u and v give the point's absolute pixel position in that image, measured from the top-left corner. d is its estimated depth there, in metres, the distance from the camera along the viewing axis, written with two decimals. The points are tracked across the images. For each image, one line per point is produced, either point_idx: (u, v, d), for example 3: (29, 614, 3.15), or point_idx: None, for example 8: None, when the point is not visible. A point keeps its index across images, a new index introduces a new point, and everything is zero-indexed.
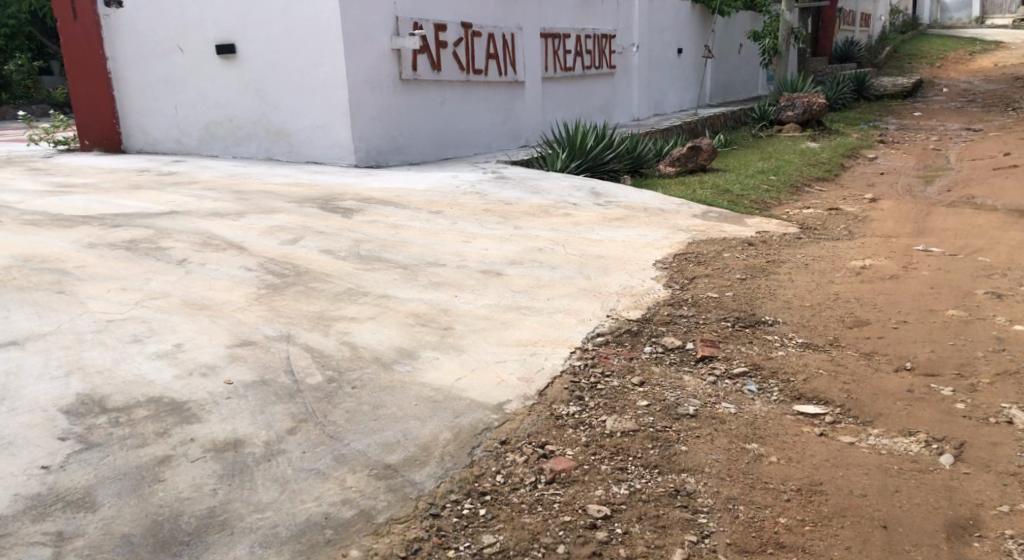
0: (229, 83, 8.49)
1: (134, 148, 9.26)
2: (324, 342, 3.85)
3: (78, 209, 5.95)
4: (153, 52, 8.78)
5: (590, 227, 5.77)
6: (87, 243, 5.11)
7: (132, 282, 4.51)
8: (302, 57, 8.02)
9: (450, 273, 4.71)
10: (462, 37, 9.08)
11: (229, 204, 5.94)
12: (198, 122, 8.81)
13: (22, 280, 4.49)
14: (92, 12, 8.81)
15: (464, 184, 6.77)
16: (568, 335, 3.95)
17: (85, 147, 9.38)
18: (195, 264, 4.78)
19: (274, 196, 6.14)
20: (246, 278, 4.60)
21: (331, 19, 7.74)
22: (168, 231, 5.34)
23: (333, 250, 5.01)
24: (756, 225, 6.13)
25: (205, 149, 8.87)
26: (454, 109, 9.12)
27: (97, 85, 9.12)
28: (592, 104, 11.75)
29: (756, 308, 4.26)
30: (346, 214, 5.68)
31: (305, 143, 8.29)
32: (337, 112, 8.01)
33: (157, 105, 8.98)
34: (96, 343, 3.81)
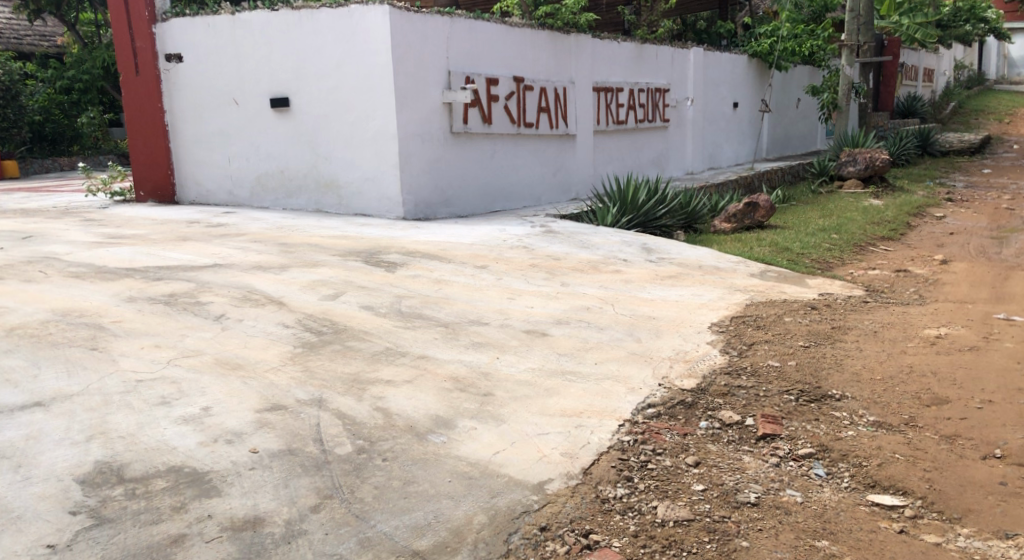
0: (282, 135, 8.45)
1: (187, 199, 9.12)
2: (357, 408, 3.63)
3: (124, 260, 5.85)
4: (208, 105, 8.75)
5: (642, 285, 5.51)
6: (127, 297, 5.00)
7: (167, 339, 4.38)
8: (354, 109, 7.98)
9: (493, 333, 4.48)
10: (515, 91, 8.99)
11: (273, 256, 5.76)
12: (250, 174, 8.71)
13: (57, 335, 4.39)
14: (154, 66, 8.79)
15: (511, 238, 6.57)
16: (616, 404, 3.68)
17: (140, 198, 9.24)
18: (232, 320, 4.63)
19: (319, 249, 5.97)
20: (283, 335, 4.43)
21: (384, 73, 7.73)
22: (209, 284, 5.19)
23: (374, 306, 4.82)
24: (819, 286, 5.82)
25: (257, 201, 8.75)
26: (504, 161, 9.00)
27: (154, 138, 9.01)
28: (645, 157, 11.56)
29: (822, 381, 3.94)
30: (390, 268, 5.50)
31: (355, 195, 8.21)
32: (387, 165, 7.94)
33: (211, 156, 8.88)
34: (122, 405, 3.66)
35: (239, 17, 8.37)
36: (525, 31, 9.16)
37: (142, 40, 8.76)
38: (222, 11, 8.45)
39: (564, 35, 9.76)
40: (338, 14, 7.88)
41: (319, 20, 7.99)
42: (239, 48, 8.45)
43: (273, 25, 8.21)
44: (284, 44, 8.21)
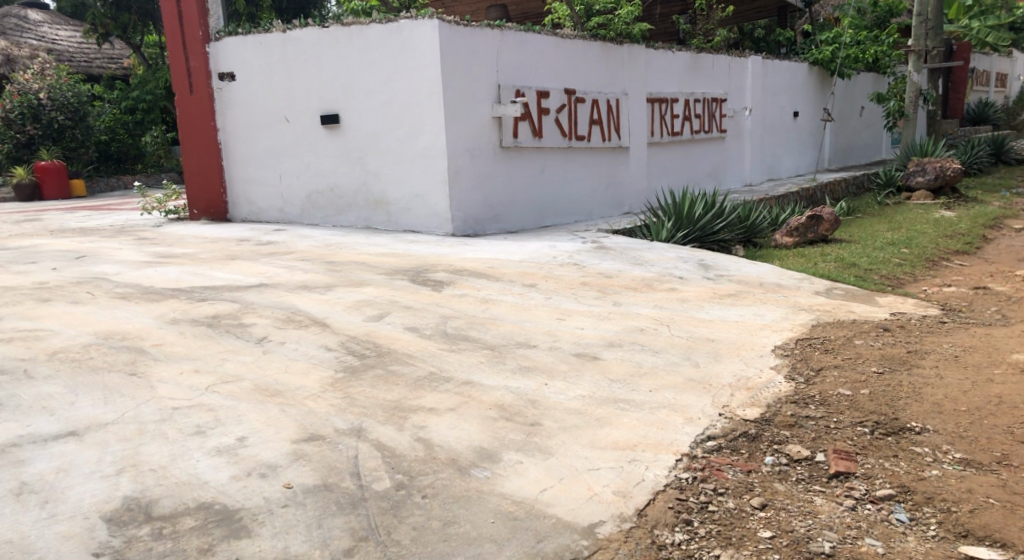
0: (332, 152, 8.37)
1: (239, 217, 9.10)
2: (397, 439, 3.44)
3: (170, 281, 5.64)
4: (260, 123, 8.71)
5: (700, 304, 5.24)
6: (170, 318, 4.85)
7: (206, 363, 4.23)
8: (403, 126, 7.87)
9: (542, 356, 4.24)
10: (567, 103, 8.78)
11: (319, 275, 5.53)
12: (300, 191, 8.65)
13: (97, 360, 4.29)
14: (207, 86, 8.80)
15: (561, 255, 6.35)
16: (674, 437, 3.42)
17: (193, 215, 9.27)
18: (274, 342, 4.44)
19: (365, 267, 5.77)
20: (325, 358, 4.24)
21: (433, 89, 7.60)
22: (253, 305, 4.99)
23: (419, 327, 4.62)
24: (891, 305, 5.47)
25: (307, 218, 8.68)
26: (555, 176, 8.79)
27: (206, 156, 9.02)
28: (701, 169, 11.24)
29: (899, 412, 3.61)
30: (436, 287, 5.30)
31: (404, 212, 8.08)
32: (436, 181, 7.79)
33: (261, 174, 8.84)
34: (156, 435, 3.55)
35: (290, 35, 8.32)
36: (577, 42, 8.95)
37: (196, 59, 8.77)
38: (273, 29, 8.41)
39: (617, 46, 9.53)
40: (388, 30, 7.77)
41: (368, 36, 7.89)
42: (289, 65, 8.40)
43: (323, 42, 8.14)
44: (334, 61, 8.13)
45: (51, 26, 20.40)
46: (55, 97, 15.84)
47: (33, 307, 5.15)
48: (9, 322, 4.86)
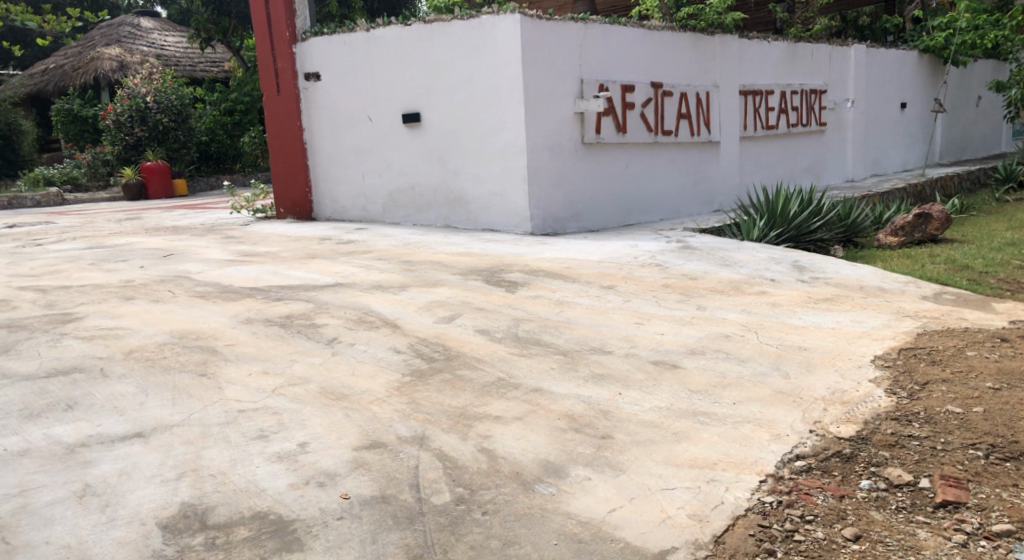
0: (414, 151, 8.30)
1: (323, 216, 9.14)
2: (460, 448, 3.30)
3: (250, 280, 5.55)
4: (344, 122, 8.72)
5: (792, 309, 4.90)
6: (244, 318, 4.75)
7: (276, 365, 4.13)
8: (484, 123, 7.74)
9: (616, 364, 4.03)
10: (653, 97, 8.48)
11: (394, 275, 5.42)
12: (382, 190, 8.62)
13: (170, 360, 4.22)
14: (293, 86, 8.86)
15: (644, 255, 6.11)
16: (756, 455, 3.16)
17: (280, 215, 9.34)
18: (344, 343, 4.32)
19: (441, 267, 5.64)
20: (392, 361, 4.11)
21: (513, 85, 7.44)
22: (327, 305, 4.86)
23: (490, 329, 4.46)
24: (1008, 312, 5.01)
25: (388, 217, 8.65)
26: (641, 172, 8.51)
27: (292, 155, 9.08)
28: (798, 164, 10.74)
29: (1018, 435, 3.24)
30: (511, 288, 5.12)
31: (483, 211, 7.94)
32: (515, 179, 7.62)
33: (345, 173, 8.86)
34: (219, 438, 3.46)
35: (373, 34, 8.30)
36: (664, 34, 8.64)
37: (283, 60, 8.84)
38: (357, 28, 8.40)
39: (708, 37, 9.16)
40: (469, 25, 7.64)
41: (450, 32, 7.79)
42: (372, 64, 8.37)
43: (405, 39, 8.08)
44: (416, 58, 8.07)
45: (159, 32, 21.19)
46: (160, 100, 16.39)
47: (114, 304, 5.13)
48: (91, 319, 4.85)
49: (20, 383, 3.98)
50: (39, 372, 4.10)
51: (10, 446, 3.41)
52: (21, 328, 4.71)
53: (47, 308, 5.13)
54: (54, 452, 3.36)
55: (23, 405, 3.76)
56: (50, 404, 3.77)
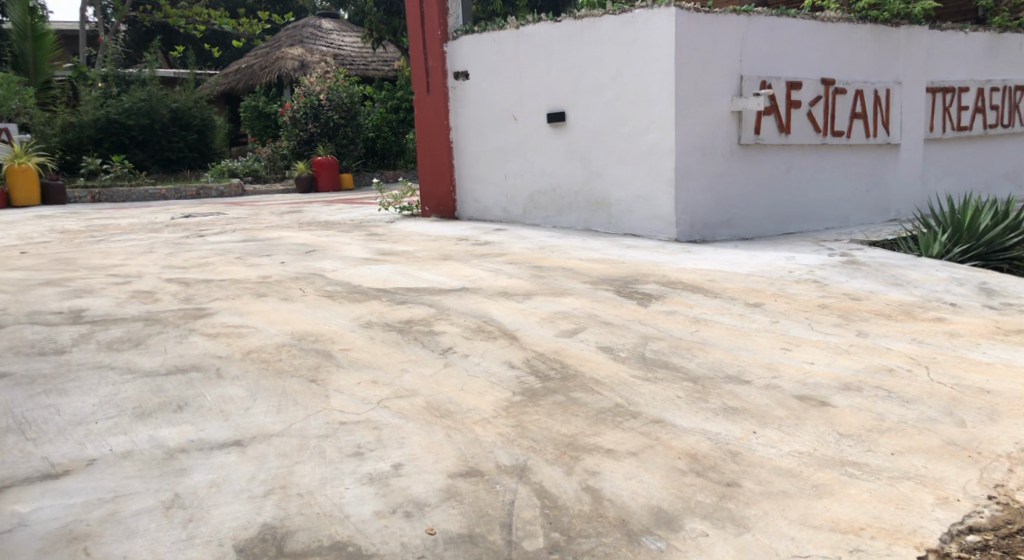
0: (557, 151, 8.01)
1: (465, 216, 8.97)
2: (562, 485, 2.96)
3: (377, 280, 5.21)
4: (489, 122, 8.55)
5: (974, 341, 4.21)
6: (365, 321, 4.47)
7: (385, 374, 3.85)
8: (632, 121, 7.37)
9: (752, 396, 3.58)
10: (823, 95, 7.76)
11: (522, 282, 5.15)
12: (524, 191, 8.37)
13: (285, 362, 4.00)
14: (443, 85, 8.76)
15: (800, 269, 5.55)
16: (914, 524, 2.65)
17: (424, 213, 9.23)
18: (458, 354, 4.04)
19: (573, 276, 5.35)
20: (505, 378, 3.82)
21: (665, 82, 7.06)
22: (448, 311, 4.58)
23: (614, 347, 4.14)
24: None
25: (529, 219, 8.39)
26: (805, 177, 7.83)
27: (438, 154, 8.98)
28: (995, 170, 9.61)
29: None
30: (643, 302, 4.84)
31: (626, 214, 7.55)
32: (662, 181, 7.21)
33: (487, 173, 8.67)
34: (315, 453, 3.23)
35: (523, 31, 8.10)
36: (840, 26, 7.90)
37: (434, 59, 8.75)
38: (507, 25, 8.21)
39: (892, 29, 8.30)
40: (621, 21, 7.32)
41: (601, 28, 7.49)
42: (521, 62, 8.16)
43: (554, 36, 7.84)
44: (565, 56, 7.80)
45: (338, 32, 21.95)
46: (332, 97, 16.91)
47: (246, 301, 4.92)
48: (220, 315, 4.67)
49: (140, 379, 3.84)
50: (159, 368, 3.96)
51: (115, 447, 3.27)
52: (155, 321, 4.58)
53: (185, 301, 4.98)
54: (153, 456, 3.21)
55: (138, 403, 3.63)
56: (163, 403, 3.62)
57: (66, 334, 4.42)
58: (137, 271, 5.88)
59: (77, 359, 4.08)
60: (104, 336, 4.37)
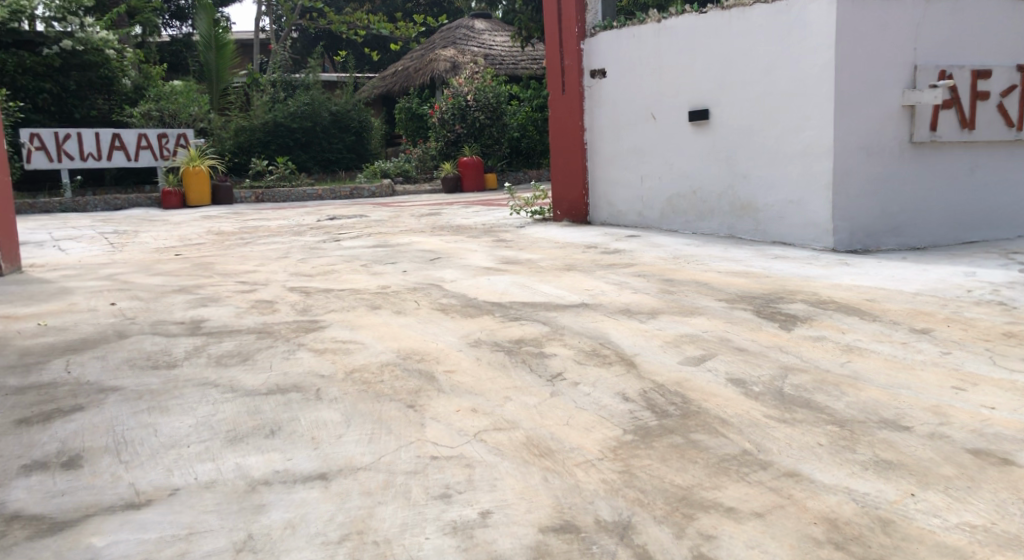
0: (699, 152, 7.53)
1: (599, 220, 8.58)
2: (669, 550, 2.54)
3: (495, 292, 4.90)
4: (626, 122, 8.14)
5: None
6: (474, 339, 4.16)
7: (487, 402, 3.54)
8: (784, 120, 6.81)
9: (911, 448, 3.03)
10: (1018, 84, 6.78)
11: (649, 300, 4.76)
12: (661, 194, 7.91)
13: (386, 385, 3.72)
14: (578, 84, 8.42)
15: (980, 287, 4.83)
16: None
17: (555, 218, 8.91)
18: (568, 383, 3.68)
19: (707, 293, 4.92)
20: (618, 413, 3.43)
21: (823, 75, 6.46)
22: (563, 330, 4.26)
23: (746, 380, 3.66)
24: None
25: (666, 224, 7.93)
26: (990, 178, 6.92)
27: (571, 156, 8.64)
28: None
29: None
30: (786, 325, 4.32)
31: (775, 220, 6.99)
32: (817, 185, 6.61)
33: (623, 175, 8.26)
34: (400, 492, 2.95)
35: (665, 25, 7.66)
36: None
37: (570, 57, 8.43)
38: (648, 19, 7.79)
39: None
40: (773, 10, 6.77)
41: (750, 19, 6.96)
42: (662, 57, 7.72)
43: (699, 29, 7.36)
44: (709, 50, 7.32)
45: (491, 32, 22.03)
46: (479, 98, 16.86)
47: (358, 313, 4.62)
48: (331, 329, 4.39)
49: (240, 398, 3.66)
50: (261, 387, 3.76)
51: (200, 476, 3.09)
52: (268, 334, 4.38)
53: (301, 312, 4.71)
54: (235, 487, 3.01)
55: (233, 425, 3.45)
56: (256, 426, 3.42)
57: (181, 344, 4.31)
58: (265, 276, 5.78)
59: (185, 375, 3.93)
60: (216, 349, 4.21)
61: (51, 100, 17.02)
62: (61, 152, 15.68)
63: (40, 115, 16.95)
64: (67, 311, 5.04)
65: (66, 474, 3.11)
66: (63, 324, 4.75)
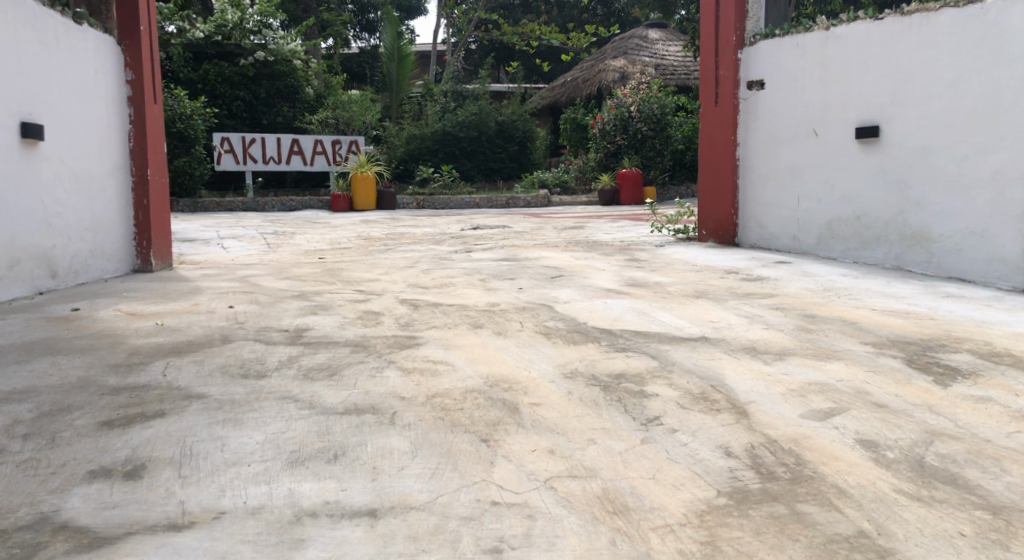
0: (866, 173, 6.82)
1: (749, 243, 7.99)
2: None
3: (607, 320, 4.55)
4: (784, 137, 7.52)
5: None
6: (570, 371, 3.82)
7: (567, 444, 3.18)
8: (968, 139, 6.00)
9: None
10: None
11: (781, 338, 4.22)
12: (821, 218, 7.24)
13: (465, 415, 3.43)
14: (732, 95, 7.88)
15: None
16: None
17: (700, 237, 8.37)
18: (665, 428, 3.25)
19: (852, 334, 4.31)
20: (715, 470, 2.96)
21: (1021, 89, 5.63)
22: (673, 367, 3.82)
23: (878, 443, 3.10)
24: None
25: (825, 250, 7.25)
26: None
27: (722, 173, 8.10)
28: None
29: None
30: (942, 378, 3.67)
31: (951, 252, 6.18)
32: (1007, 215, 5.77)
33: (779, 195, 7.63)
34: (449, 541, 2.64)
35: (835, 32, 6.99)
36: None
37: (725, 68, 7.90)
38: (816, 26, 7.15)
39: None
40: (963, 15, 5.98)
41: (935, 25, 6.19)
42: (829, 68, 7.07)
43: (874, 37, 6.65)
44: (884, 59, 6.60)
45: (664, 42, 21.48)
46: (643, 109, 16.46)
47: (458, 332, 4.38)
48: (426, 347, 4.17)
49: (313, 417, 3.49)
50: (338, 406, 3.57)
51: (249, 500, 2.92)
52: (363, 349, 4.20)
53: (402, 327, 4.52)
54: (280, 516, 2.81)
55: (299, 445, 3.27)
56: (320, 449, 3.22)
57: (276, 354, 4.20)
58: (383, 285, 5.66)
59: (270, 386, 3.81)
60: (307, 361, 4.07)
61: (243, 107, 18.10)
62: (246, 155, 16.57)
63: (233, 121, 18.05)
64: (187, 312, 5.09)
65: (125, 484, 3.01)
66: (178, 325, 4.79)
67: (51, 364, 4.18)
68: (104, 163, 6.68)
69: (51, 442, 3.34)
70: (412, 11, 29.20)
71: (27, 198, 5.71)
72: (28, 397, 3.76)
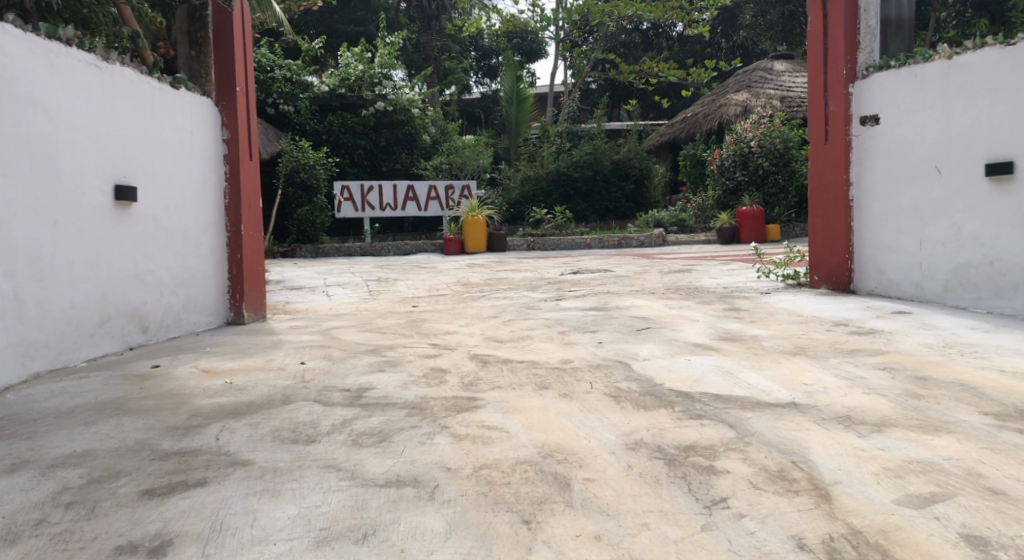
0: (999, 214, 6.14)
1: (866, 289, 7.35)
2: None
3: (686, 381, 4.15)
4: (902, 176, 6.90)
5: None
6: (634, 441, 3.46)
7: (617, 530, 2.82)
8: None
9: None
10: None
11: (883, 405, 3.71)
12: (946, 263, 6.57)
13: (511, 491, 3.13)
14: (844, 131, 7.32)
15: None
16: None
17: (812, 282, 7.79)
18: (730, 514, 2.84)
19: (971, 401, 3.74)
20: None
21: None
22: (750, 438, 3.40)
23: (987, 542, 2.59)
24: None
25: (951, 299, 6.56)
26: None
27: (834, 214, 7.52)
28: None
29: None
30: None
31: None
32: None
33: (898, 239, 6.99)
34: None
35: (958, 61, 6.37)
36: None
37: (836, 102, 7.37)
38: (937, 55, 6.54)
39: None
40: None
41: None
42: (952, 100, 6.43)
43: (1007, 66, 6.01)
44: (1018, 88, 5.95)
45: (791, 73, 20.66)
46: (764, 144, 15.70)
47: (521, 393, 4.09)
48: (484, 410, 3.90)
49: (352, 489, 3.27)
50: (379, 477, 3.34)
51: None
52: (418, 412, 3.97)
53: (464, 387, 4.27)
54: None
55: (330, 522, 3.05)
56: (350, 528, 2.99)
57: (331, 418, 4.02)
58: (458, 339, 5.44)
59: (316, 453, 3.62)
60: (360, 426, 3.87)
61: (364, 155, 18.50)
62: (365, 203, 16.78)
63: (355, 169, 18.48)
64: (259, 369, 5.02)
65: None
66: (246, 383, 4.71)
67: (114, 426, 4.16)
68: (198, 221, 6.82)
69: (89, 512, 3.26)
70: (534, 54, 29.46)
71: (119, 259, 5.85)
72: (82, 462, 3.72)
